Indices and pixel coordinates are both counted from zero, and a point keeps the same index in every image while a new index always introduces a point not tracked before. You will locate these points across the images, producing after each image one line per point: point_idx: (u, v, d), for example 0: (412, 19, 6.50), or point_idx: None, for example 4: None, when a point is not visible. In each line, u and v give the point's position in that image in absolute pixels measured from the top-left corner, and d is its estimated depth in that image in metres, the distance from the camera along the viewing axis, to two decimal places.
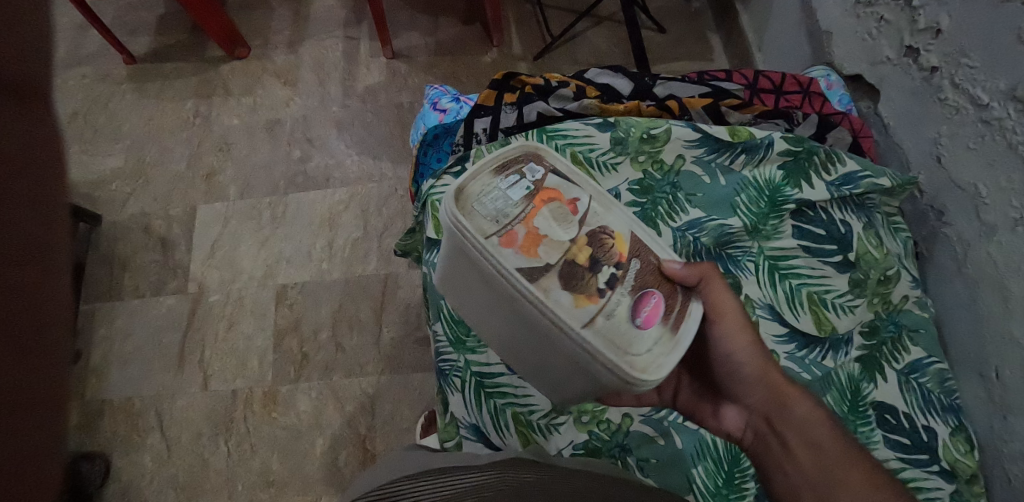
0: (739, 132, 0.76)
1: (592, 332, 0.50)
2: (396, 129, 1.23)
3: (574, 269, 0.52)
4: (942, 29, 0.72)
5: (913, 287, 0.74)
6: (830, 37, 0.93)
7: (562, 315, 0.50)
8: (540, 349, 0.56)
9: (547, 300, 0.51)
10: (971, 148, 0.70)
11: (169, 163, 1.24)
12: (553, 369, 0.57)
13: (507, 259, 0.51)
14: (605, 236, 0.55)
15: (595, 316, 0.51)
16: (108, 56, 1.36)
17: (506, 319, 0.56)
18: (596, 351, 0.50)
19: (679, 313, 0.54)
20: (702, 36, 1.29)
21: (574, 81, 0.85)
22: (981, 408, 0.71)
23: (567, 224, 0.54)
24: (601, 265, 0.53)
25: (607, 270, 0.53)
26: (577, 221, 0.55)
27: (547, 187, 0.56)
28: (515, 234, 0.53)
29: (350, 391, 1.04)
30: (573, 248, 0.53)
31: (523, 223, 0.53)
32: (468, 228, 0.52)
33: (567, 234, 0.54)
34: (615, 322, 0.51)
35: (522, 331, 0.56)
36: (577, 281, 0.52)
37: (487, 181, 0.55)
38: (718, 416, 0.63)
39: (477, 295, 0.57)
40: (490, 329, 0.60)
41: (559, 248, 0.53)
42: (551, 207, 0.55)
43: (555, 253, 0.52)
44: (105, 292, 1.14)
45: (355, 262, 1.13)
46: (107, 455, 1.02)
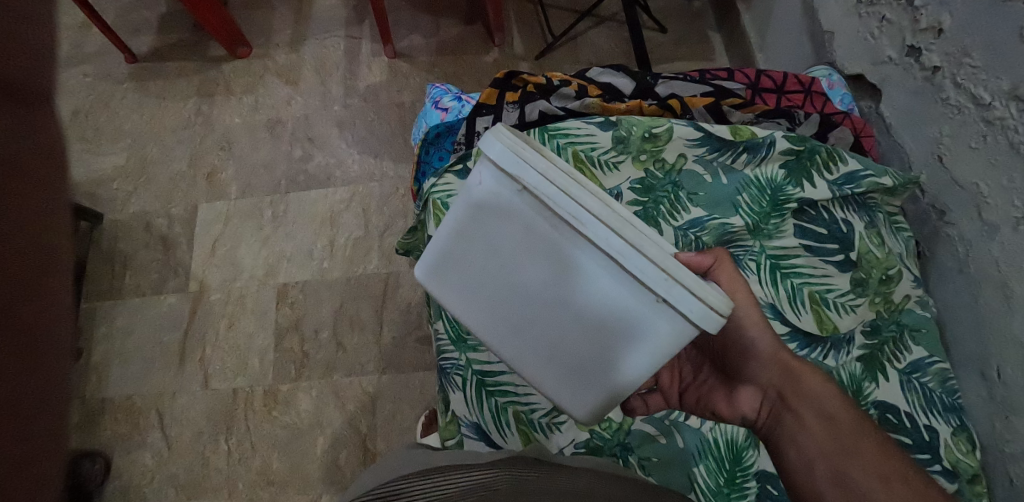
0: (741, 131, 0.76)
1: (668, 260, 0.45)
2: (398, 129, 1.23)
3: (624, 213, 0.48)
4: (944, 28, 0.72)
5: (915, 286, 0.74)
6: (832, 37, 0.93)
7: (635, 240, 0.45)
8: (583, 304, 0.50)
9: (617, 225, 0.45)
10: (973, 147, 0.70)
11: (170, 162, 1.24)
12: (592, 334, 0.51)
13: (563, 188, 0.46)
14: None
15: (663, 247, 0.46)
16: (109, 54, 1.36)
17: (546, 270, 0.50)
18: (676, 278, 0.45)
19: None
20: (704, 36, 1.29)
21: (576, 80, 0.85)
22: (982, 408, 0.71)
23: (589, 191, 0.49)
24: None
25: None
26: None
27: None
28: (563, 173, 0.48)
29: (351, 391, 1.04)
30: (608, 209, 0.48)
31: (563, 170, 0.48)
32: (523, 153, 0.47)
33: None
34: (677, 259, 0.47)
35: (567, 282, 0.50)
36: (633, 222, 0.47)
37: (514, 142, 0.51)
38: (732, 401, 0.62)
39: (507, 245, 0.51)
40: (511, 298, 0.53)
41: (603, 197, 0.48)
42: None
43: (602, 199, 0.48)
44: (106, 291, 1.14)
45: (356, 261, 1.13)
46: (107, 453, 1.02)
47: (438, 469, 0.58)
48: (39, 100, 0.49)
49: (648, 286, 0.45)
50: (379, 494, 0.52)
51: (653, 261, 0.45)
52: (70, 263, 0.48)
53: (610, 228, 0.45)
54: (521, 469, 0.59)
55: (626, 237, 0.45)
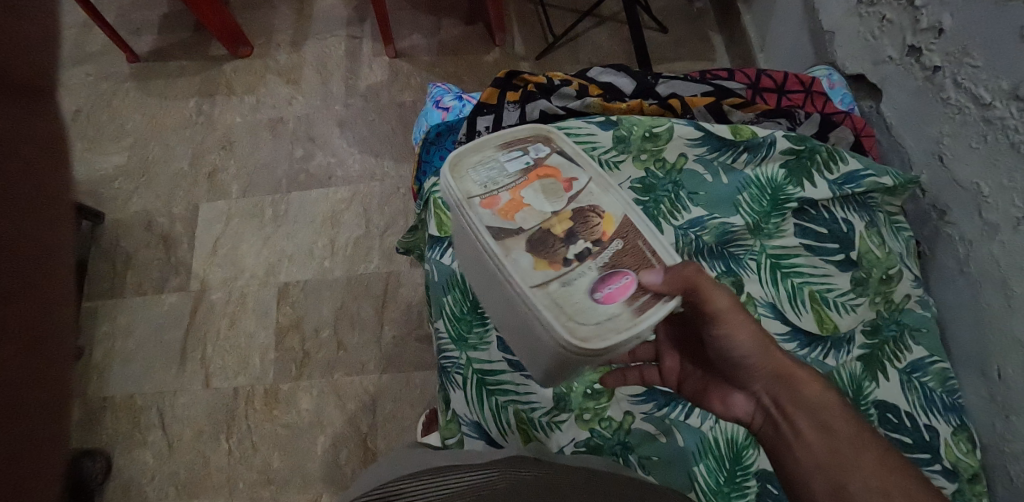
0: (741, 131, 0.77)
1: (548, 292, 0.51)
2: (399, 129, 1.23)
3: (546, 236, 0.53)
4: (945, 28, 0.72)
5: (915, 285, 0.74)
6: (833, 37, 0.93)
7: (517, 275, 0.51)
8: (512, 315, 0.58)
9: (506, 258, 0.52)
10: (973, 147, 0.70)
11: (171, 161, 1.24)
12: (523, 340, 0.59)
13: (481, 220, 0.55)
14: (591, 214, 0.55)
15: (549, 280, 0.51)
16: (111, 54, 1.36)
17: (488, 285, 0.60)
18: (543, 310, 0.50)
19: (645, 304, 0.51)
20: (705, 36, 1.29)
21: (576, 79, 0.85)
22: (983, 409, 0.71)
23: (557, 197, 0.56)
24: (577, 238, 0.53)
25: (580, 244, 0.53)
26: (567, 197, 0.56)
27: (546, 164, 0.58)
28: (498, 198, 0.56)
29: (352, 390, 1.04)
30: (554, 219, 0.55)
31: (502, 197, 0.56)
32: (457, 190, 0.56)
33: (552, 206, 0.55)
34: (568, 290, 0.51)
35: (497, 298, 0.59)
36: (545, 247, 0.53)
37: (488, 153, 0.59)
38: (727, 402, 0.60)
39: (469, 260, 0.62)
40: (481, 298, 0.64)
41: (539, 217, 0.55)
42: (542, 182, 0.57)
43: (532, 221, 0.54)
44: (107, 290, 1.14)
45: (357, 261, 1.13)
46: (108, 452, 1.03)
47: (435, 470, 0.57)
48: (39, 95, 0.48)
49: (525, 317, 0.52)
50: (379, 495, 0.51)
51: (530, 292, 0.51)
52: (71, 261, 0.46)
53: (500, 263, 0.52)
54: (517, 471, 0.58)
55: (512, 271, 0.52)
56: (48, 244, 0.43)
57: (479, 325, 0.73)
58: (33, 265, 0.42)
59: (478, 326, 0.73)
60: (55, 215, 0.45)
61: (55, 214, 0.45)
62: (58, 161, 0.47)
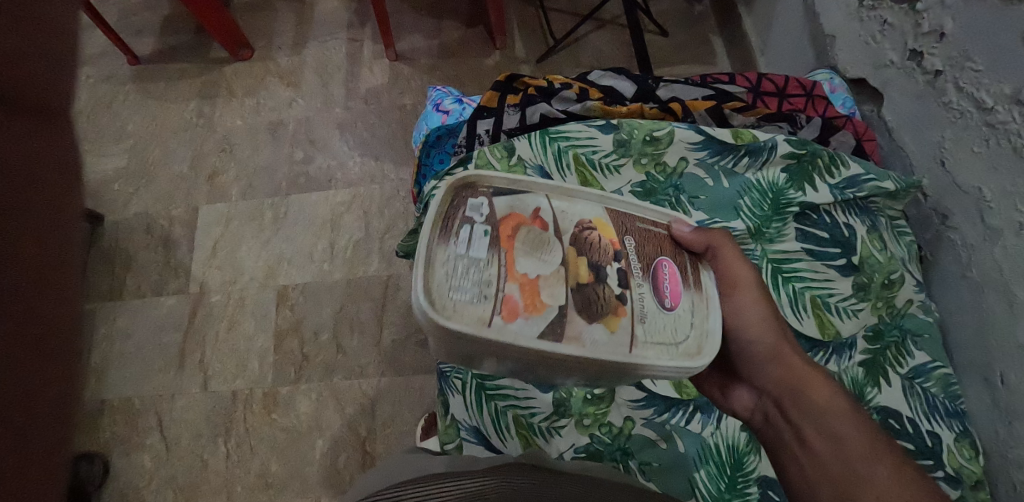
0: (742, 135, 0.75)
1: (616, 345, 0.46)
2: (399, 131, 1.23)
3: (589, 294, 0.46)
4: (946, 32, 0.72)
5: (917, 290, 0.73)
6: (833, 40, 0.93)
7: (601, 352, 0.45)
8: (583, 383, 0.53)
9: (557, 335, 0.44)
10: (975, 151, 0.70)
11: (171, 164, 1.24)
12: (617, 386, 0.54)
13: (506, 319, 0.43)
14: (590, 228, 0.49)
15: (632, 329, 0.47)
16: (112, 56, 1.36)
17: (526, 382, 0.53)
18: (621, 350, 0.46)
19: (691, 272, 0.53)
20: (705, 39, 1.29)
21: (577, 83, 0.85)
22: (985, 414, 0.70)
23: (548, 241, 0.47)
24: (606, 269, 0.48)
25: (614, 269, 0.48)
26: (553, 235, 0.48)
27: (504, 223, 0.47)
28: (511, 300, 0.44)
29: (351, 393, 1.04)
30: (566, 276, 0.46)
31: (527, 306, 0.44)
32: (463, 329, 0.42)
33: (553, 260, 0.46)
34: (652, 321, 0.48)
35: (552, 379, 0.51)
36: (596, 304, 0.46)
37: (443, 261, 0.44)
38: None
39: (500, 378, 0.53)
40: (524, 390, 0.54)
41: (558, 276, 0.46)
42: (523, 235, 0.47)
43: (559, 292, 0.45)
44: (106, 292, 1.14)
45: (356, 264, 1.12)
46: (105, 455, 1.02)
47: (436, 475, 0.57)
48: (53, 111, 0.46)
49: (602, 373, 0.47)
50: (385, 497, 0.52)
51: (608, 357, 0.45)
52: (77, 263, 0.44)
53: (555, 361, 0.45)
54: (511, 479, 0.57)
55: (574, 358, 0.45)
56: (65, 260, 0.42)
57: None
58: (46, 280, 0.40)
59: None
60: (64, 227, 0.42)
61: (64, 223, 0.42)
62: (71, 169, 0.45)
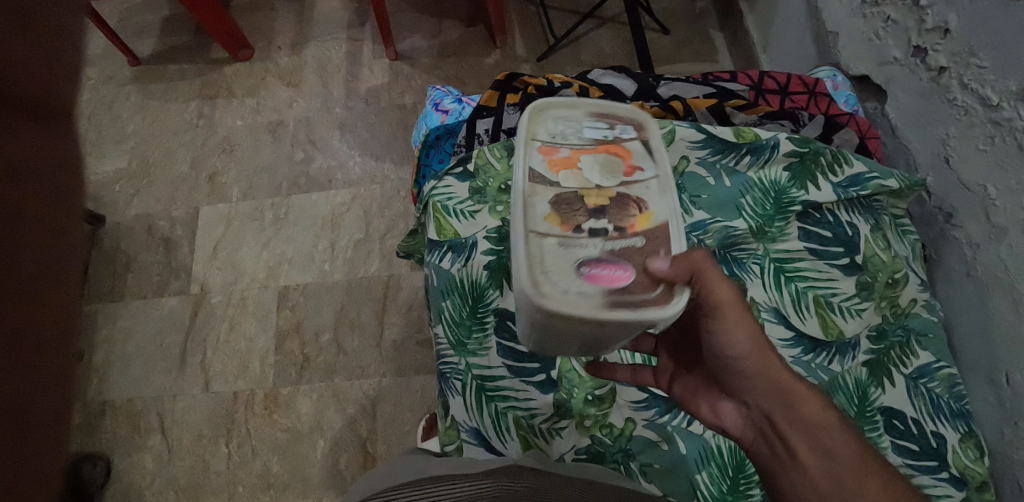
0: (744, 134, 0.75)
1: (648, 198, 0.47)
2: (399, 131, 1.23)
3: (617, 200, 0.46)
4: (951, 28, 0.71)
5: (922, 289, 0.72)
6: (837, 37, 0.92)
7: (526, 217, 0.44)
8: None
9: (522, 236, 0.43)
10: (980, 149, 0.69)
11: (171, 165, 1.24)
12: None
13: (519, 184, 0.46)
14: (635, 206, 0.46)
15: (550, 234, 0.44)
16: (114, 57, 1.36)
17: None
18: (549, 299, 0.42)
19: (637, 299, 0.43)
20: (708, 37, 1.28)
21: (577, 81, 0.84)
22: (990, 415, 0.69)
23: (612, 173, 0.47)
24: (602, 216, 0.45)
25: (602, 222, 0.45)
26: (623, 181, 0.47)
27: (626, 144, 0.49)
28: (556, 150, 0.48)
29: (352, 394, 1.03)
30: (556, 211, 0.45)
31: (617, 139, 0.50)
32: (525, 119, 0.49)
33: (602, 179, 0.47)
34: (561, 252, 0.44)
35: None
36: (621, 209, 0.46)
37: (576, 110, 0.51)
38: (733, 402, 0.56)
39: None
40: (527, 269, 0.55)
41: (581, 182, 0.47)
42: (609, 156, 0.48)
43: (574, 182, 0.47)
44: (107, 293, 1.14)
45: (357, 264, 1.12)
46: (107, 456, 1.02)
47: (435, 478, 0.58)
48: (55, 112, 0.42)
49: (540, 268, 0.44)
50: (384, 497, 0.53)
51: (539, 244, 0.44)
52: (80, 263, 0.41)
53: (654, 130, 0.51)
54: (511, 483, 0.57)
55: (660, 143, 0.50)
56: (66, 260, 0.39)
57: (478, 331, 0.73)
58: (45, 293, 0.37)
59: (478, 332, 0.73)
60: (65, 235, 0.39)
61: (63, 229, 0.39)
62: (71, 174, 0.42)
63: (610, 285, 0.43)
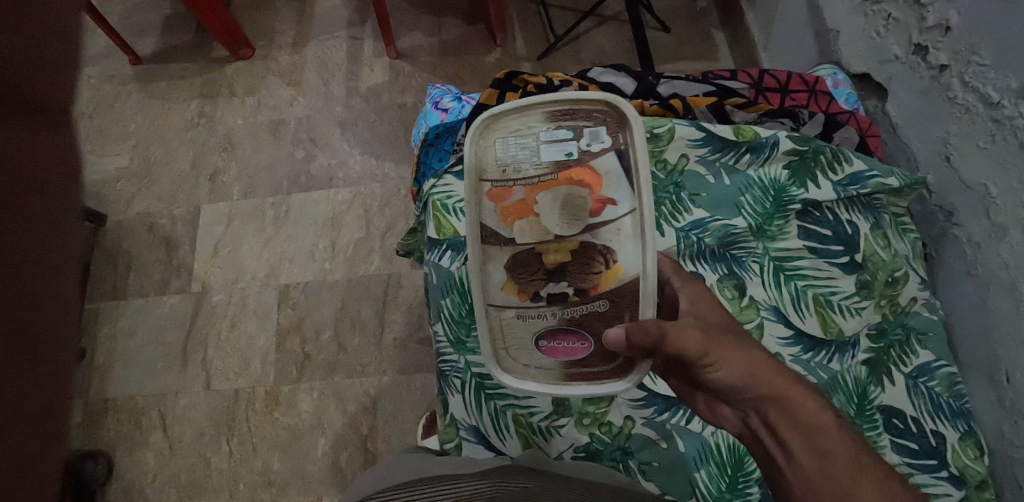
0: (743, 132, 0.75)
1: (618, 245, 0.48)
2: (400, 129, 1.23)
3: (576, 257, 0.48)
4: (952, 26, 0.71)
5: (922, 288, 0.72)
6: (838, 35, 0.91)
7: (483, 288, 0.51)
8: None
9: (483, 315, 0.51)
10: (981, 147, 0.69)
11: (173, 163, 1.24)
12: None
13: (476, 249, 0.50)
14: (600, 258, 0.48)
15: (509, 307, 0.51)
16: (115, 56, 1.37)
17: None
18: (514, 372, 0.53)
19: (589, 372, 0.52)
20: (709, 35, 1.28)
21: (577, 79, 0.84)
22: (990, 414, 0.69)
23: (573, 219, 0.48)
24: (561, 278, 0.49)
25: (562, 286, 0.49)
26: (590, 222, 0.48)
27: (592, 167, 0.48)
28: (510, 193, 0.49)
29: (353, 392, 1.04)
30: (513, 280, 0.50)
31: (586, 157, 0.48)
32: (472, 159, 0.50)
33: (562, 227, 0.48)
34: (521, 325, 0.51)
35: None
36: (581, 267, 0.48)
37: (532, 126, 0.50)
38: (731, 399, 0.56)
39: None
40: None
41: (539, 233, 0.48)
42: (572, 190, 0.48)
43: (530, 235, 0.49)
44: (108, 291, 1.15)
45: (357, 262, 1.12)
46: (109, 453, 1.03)
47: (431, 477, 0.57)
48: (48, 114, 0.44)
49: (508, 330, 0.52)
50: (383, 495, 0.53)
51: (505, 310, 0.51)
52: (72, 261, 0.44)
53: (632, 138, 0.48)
54: (506, 483, 0.58)
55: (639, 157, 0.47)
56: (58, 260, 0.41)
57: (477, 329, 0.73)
58: (42, 291, 0.39)
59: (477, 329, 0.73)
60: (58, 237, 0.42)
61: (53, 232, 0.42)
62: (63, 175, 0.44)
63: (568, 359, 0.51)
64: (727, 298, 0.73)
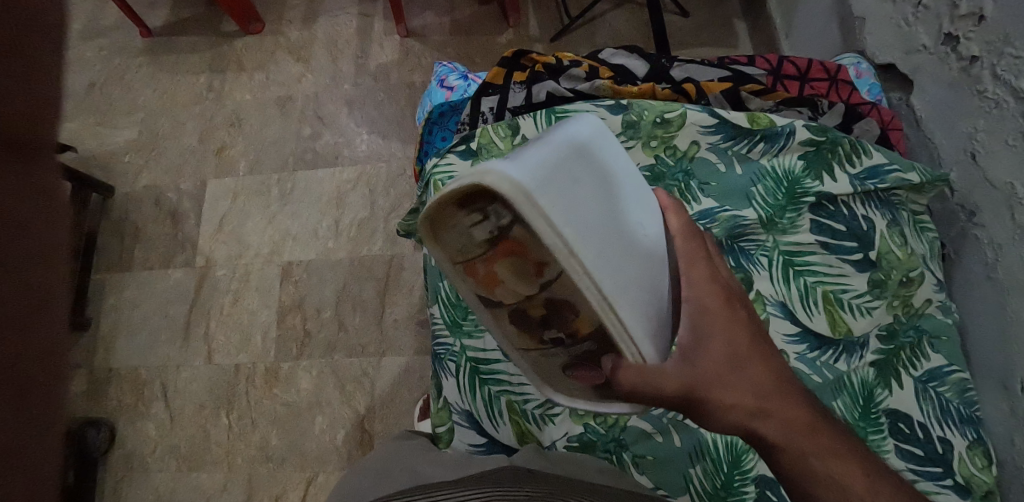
0: (758, 119, 0.72)
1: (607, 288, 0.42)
2: (407, 108, 1.21)
3: (554, 315, 0.45)
4: (986, 15, 0.67)
5: (937, 290, 0.70)
6: (863, 24, 0.87)
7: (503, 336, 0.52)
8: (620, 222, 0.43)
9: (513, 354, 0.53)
10: (1009, 144, 0.65)
11: (181, 137, 1.24)
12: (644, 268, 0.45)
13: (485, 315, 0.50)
14: (568, 312, 0.44)
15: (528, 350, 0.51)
16: (125, 28, 1.36)
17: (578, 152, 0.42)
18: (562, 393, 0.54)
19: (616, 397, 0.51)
20: (728, 21, 1.24)
21: (587, 60, 0.81)
22: (1002, 423, 0.67)
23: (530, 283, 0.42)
24: (552, 327, 0.46)
25: (556, 333, 0.47)
26: (540, 283, 0.42)
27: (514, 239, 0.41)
28: (476, 270, 0.44)
29: (350, 370, 1.03)
30: (522, 332, 0.49)
31: (498, 235, 0.40)
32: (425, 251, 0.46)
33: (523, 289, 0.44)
34: (548, 362, 0.51)
35: (586, 177, 0.42)
36: (562, 321, 0.45)
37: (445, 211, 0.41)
38: None
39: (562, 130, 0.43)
40: None
41: (514, 297, 0.45)
42: (512, 262, 0.42)
43: (509, 299, 0.45)
44: (115, 263, 1.15)
45: (361, 242, 1.11)
46: (111, 423, 1.04)
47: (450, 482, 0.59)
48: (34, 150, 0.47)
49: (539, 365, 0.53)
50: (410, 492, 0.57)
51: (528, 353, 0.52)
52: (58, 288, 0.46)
53: (527, 215, 0.38)
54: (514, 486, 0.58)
55: (550, 224, 0.38)
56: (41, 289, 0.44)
57: (474, 312, 0.71)
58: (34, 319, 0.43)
59: (474, 313, 0.71)
60: (51, 258, 0.46)
61: (51, 261, 0.46)
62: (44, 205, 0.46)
63: (591, 385, 0.51)
64: None
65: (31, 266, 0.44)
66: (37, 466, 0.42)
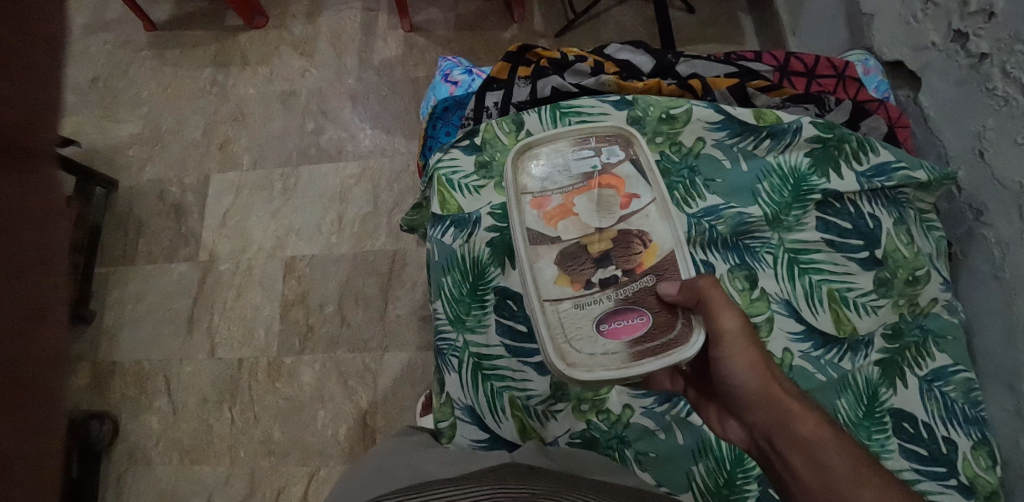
0: (765, 116, 0.72)
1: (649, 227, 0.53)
2: (411, 103, 1.21)
3: (617, 242, 0.53)
4: (996, 12, 0.66)
5: (944, 289, 0.69)
6: (871, 20, 0.87)
7: (534, 282, 0.52)
8: None
9: (537, 308, 0.51)
10: (1019, 143, 0.65)
11: (185, 131, 1.24)
12: None
13: (526, 250, 0.53)
14: (637, 240, 0.53)
15: (564, 298, 0.51)
16: (130, 21, 1.36)
17: None
18: (580, 365, 0.50)
19: (654, 348, 0.50)
20: (734, 17, 1.23)
21: (592, 55, 0.81)
22: (1007, 423, 0.66)
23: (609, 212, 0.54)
24: (610, 263, 0.52)
25: (611, 270, 0.52)
26: (621, 215, 0.54)
27: (615, 173, 0.56)
28: (549, 200, 0.55)
29: (353, 365, 1.03)
30: (566, 273, 0.52)
31: (602, 169, 0.56)
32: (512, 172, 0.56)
33: (601, 221, 0.54)
34: (578, 314, 0.51)
35: None
36: (624, 250, 0.52)
37: (559, 145, 0.58)
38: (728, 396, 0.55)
39: None
40: None
41: (581, 229, 0.53)
42: (603, 191, 0.55)
43: (572, 232, 0.53)
44: (119, 256, 1.15)
45: (364, 237, 1.11)
46: (115, 416, 1.04)
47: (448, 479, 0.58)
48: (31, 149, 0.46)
49: (564, 329, 0.50)
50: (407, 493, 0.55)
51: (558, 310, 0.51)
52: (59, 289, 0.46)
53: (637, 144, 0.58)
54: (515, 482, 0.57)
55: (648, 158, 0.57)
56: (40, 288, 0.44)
57: (477, 308, 0.71)
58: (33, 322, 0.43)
59: (477, 308, 0.71)
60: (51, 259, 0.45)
61: (50, 261, 0.45)
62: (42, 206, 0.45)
63: (627, 344, 0.50)
64: (737, 290, 0.70)
65: (26, 268, 0.43)
66: (38, 479, 0.41)
